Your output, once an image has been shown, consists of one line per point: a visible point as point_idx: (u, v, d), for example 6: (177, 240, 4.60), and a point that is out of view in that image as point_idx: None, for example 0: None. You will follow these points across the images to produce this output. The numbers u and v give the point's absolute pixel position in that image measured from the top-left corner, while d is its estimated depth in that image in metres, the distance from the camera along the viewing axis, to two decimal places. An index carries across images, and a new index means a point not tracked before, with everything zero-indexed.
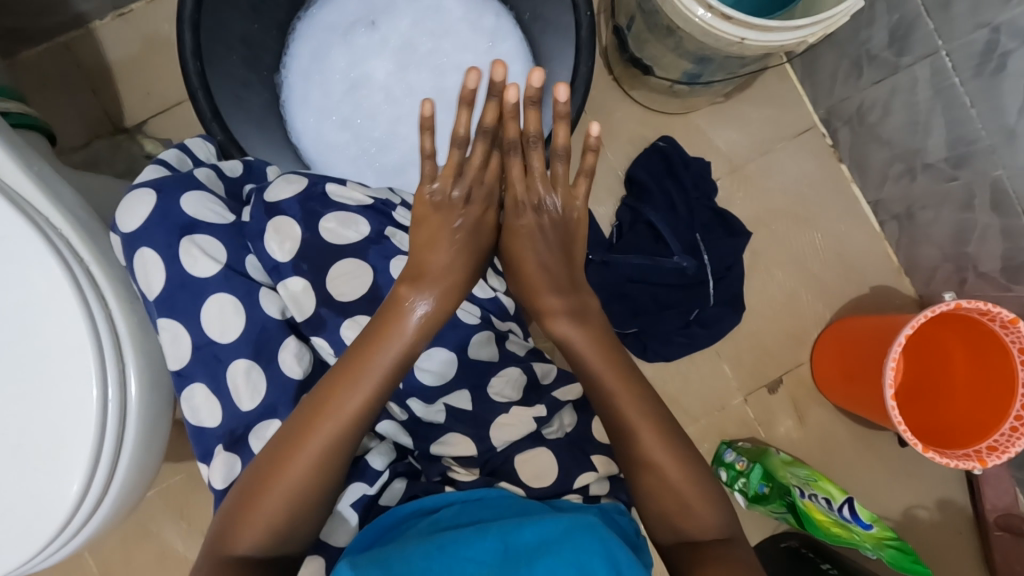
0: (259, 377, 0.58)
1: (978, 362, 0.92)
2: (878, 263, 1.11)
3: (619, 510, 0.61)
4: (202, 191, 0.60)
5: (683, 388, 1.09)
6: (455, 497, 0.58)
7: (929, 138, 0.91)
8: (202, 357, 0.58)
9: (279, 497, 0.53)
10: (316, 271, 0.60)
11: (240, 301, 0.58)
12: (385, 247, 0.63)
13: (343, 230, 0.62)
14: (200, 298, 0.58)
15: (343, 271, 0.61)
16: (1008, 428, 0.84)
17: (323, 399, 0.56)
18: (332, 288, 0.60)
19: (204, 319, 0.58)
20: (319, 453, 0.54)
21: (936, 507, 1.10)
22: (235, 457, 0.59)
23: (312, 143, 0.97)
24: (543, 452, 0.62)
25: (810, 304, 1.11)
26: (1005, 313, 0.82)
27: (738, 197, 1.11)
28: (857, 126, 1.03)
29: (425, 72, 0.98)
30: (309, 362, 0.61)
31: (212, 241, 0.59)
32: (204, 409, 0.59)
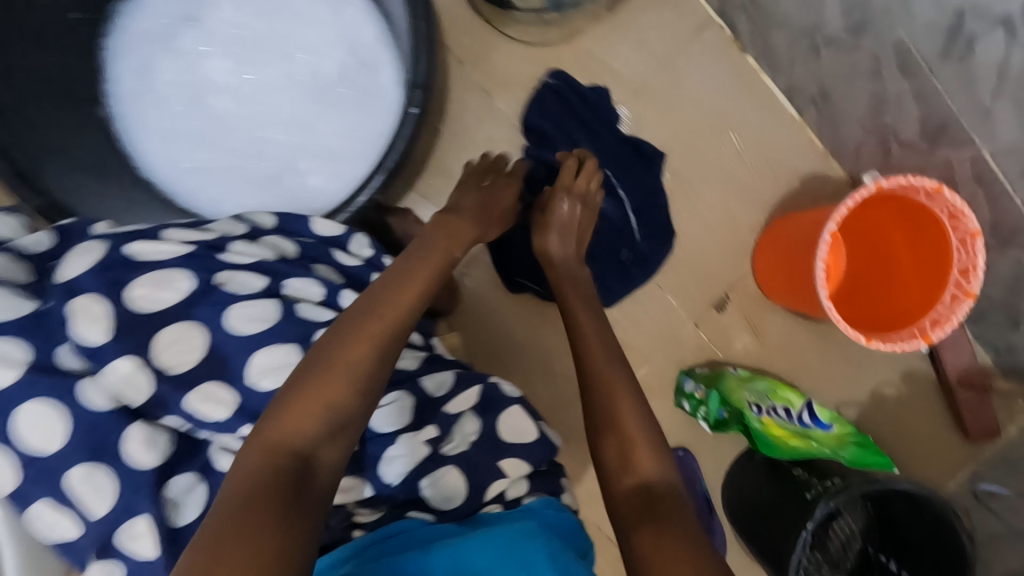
0: (104, 478, 0.51)
1: (913, 234, 0.89)
2: (804, 152, 1.05)
3: (557, 505, 0.62)
4: None
5: (631, 328, 1.06)
6: (369, 539, 0.54)
7: (824, 11, 0.82)
8: (31, 471, 0.51)
9: (339, 384, 0.53)
10: (143, 346, 0.53)
11: (59, 401, 0.51)
12: (215, 297, 0.55)
13: (159, 291, 0.54)
14: (8, 408, 0.50)
15: (170, 339, 0.54)
16: (950, 297, 0.82)
17: (340, 344, 0.55)
18: (160, 361, 0.53)
19: (20, 430, 0.50)
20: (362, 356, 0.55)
21: (901, 380, 1.11)
22: (112, 563, 0.53)
23: (170, 175, 0.87)
24: (449, 471, 0.59)
25: (743, 213, 1.06)
26: (928, 183, 0.79)
27: (647, 118, 1.02)
28: (753, 11, 0.95)
29: (270, 61, 0.88)
30: (165, 445, 0.53)
31: (8, 340, 0.51)
32: (56, 525, 0.51)
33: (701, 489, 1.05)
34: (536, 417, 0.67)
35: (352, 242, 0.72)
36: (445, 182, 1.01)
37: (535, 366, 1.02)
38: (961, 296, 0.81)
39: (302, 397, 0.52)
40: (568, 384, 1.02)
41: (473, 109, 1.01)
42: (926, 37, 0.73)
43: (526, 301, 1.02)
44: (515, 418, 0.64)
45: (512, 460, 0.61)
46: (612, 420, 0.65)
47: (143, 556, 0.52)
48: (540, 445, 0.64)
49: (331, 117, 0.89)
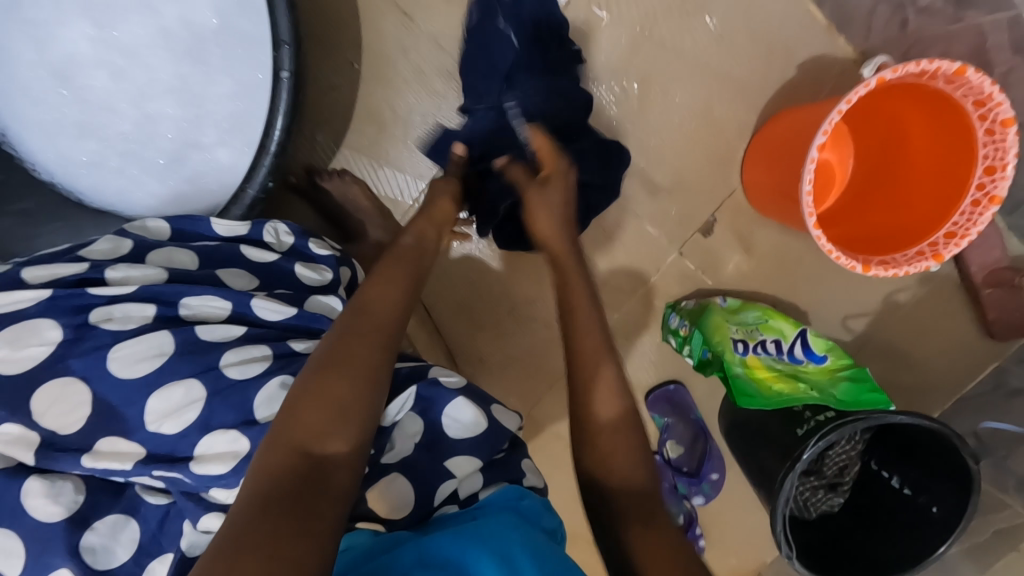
0: (12, 541, 0.46)
1: (932, 126, 0.73)
2: (802, 30, 0.86)
3: (520, 493, 0.57)
4: None
5: (609, 265, 0.97)
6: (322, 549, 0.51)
7: None
8: None
9: (346, 376, 0.52)
10: (19, 409, 0.48)
11: None
12: (92, 341, 0.51)
13: (23, 348, 0.50)
14: None
15: (48, 397, 0.49)
16: (970, 204, 0.69)
17: (338, 337, 0.54)
18: (46, 422, 0.49)
19: None
20: (361, 346, 0.54)
21: (918, 284, 1.00)
22: None
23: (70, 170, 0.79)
24: (396, 478, 0.56)
25: (728, 116, 0.90)
26: (947, 66, 0.63)
27: (603, 16, 0.86)
28: None
29: (134, 16, 0.75)
30: (71, 494, 0.48)
31: None
32: None
33: (697, 420, 1.03)
34: (487, 402, 0.61)
35: (264, 234, 0.64)
36: (379, 131, 0.89)
37: (507, 320, 0.96)
38: (984, 203, 0.67)
39: (308, 396, 0.50)
40: (545, 333, 0.96)
41: (394, 38, 0.86)
42: None
43: (488, 253, 0.94)
44: (454, 418, 0.58)
45: (460, 459, 0.57)
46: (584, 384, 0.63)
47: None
48: (488, 436, 0.59)
49: (218, 75, 0.77)
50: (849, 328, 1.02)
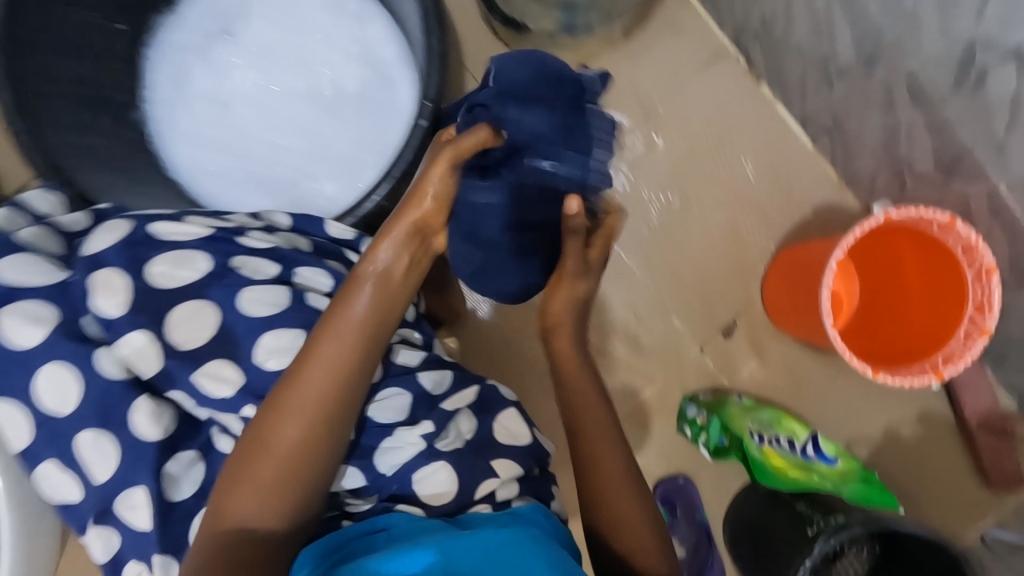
0: (109, 445, 0.55)
1: (928, 267, 0.86)
2: (817, 181, 1.05)
3: (544, 512, 0.60)
4: (25, 252, 0.57)
5: (634, 347, 1.05)
6: (353, 535, 0.55)
7: (836, 42, 0.83)
8: (45, 435, 0.55)
9: (274, 457, 0.53)
10: (156, 320, 0.56)
11: (76, 371, 0.55)
12: (230, 279, 0.58)
13: (178, 270, 0.58)
14: (29, 371, 0.54)
15: (182, 315, 0.57)
16: (964, 333, 0.80)
17: (272, 407, 0.54)
18: (174, 337, 0.56)
19: (38, 392, 0.54)
20: (298, 417, 0.53)
21: (917, 421, 1.07)
22: (110, 530, 0.56)
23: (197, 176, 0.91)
24: (441, 467, 0.59)
25: (752, 238, 1.05)
26: (940, 216, 0.78)
27: (658, 141, 1.04)
28: (766, 41, 0.96)
29: (294, 74, 0.93)
30: (168, 420, 0.56)
31: (38, 304, 0.55)
32: (63, 486, 0.55)
33: (702, 519, 1.01)
34: (530, 423, 0.67)
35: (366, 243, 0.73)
36: None
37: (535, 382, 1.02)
38: (975, 333, 0.78)
39: (236, 481, 0.53)
40: None
41: None
42: (937, 68, 0.72)
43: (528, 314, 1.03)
44: (505, 426, 0.64)
45: (504, 461, 0.61)
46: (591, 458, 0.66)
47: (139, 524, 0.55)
48: (530, 449, 0.64)
49: (344, 126, 0.94)
50: (852, 453, 1.07)
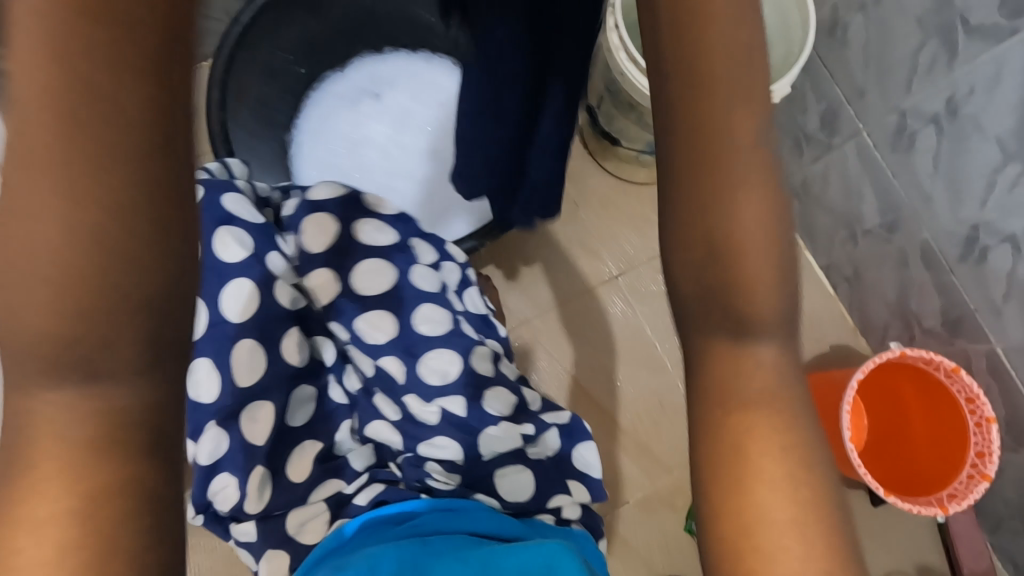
0: (261, 357, 0.67)
1: (933, 409, 0.96)
2: (835, 322, 1.19)
3: (586, 538, 0.69)
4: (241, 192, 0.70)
5: (655, 435, 1.11)
6: (430, 506, 0.67)
7: (865, 207, 1.02)
8: (213, 336, 0.65)
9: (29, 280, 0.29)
10: (341, 266, 0.72)
11: (258, 288, 0.67)
12: (408, 254, 0.74)
13: (377, 235, 0.73)
14: (220, 282, 0.66)
15: (366, 269, 0.72)
16: (967, 475, 0.88)
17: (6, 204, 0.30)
18: (354, 282, 0.72)
19: (223, 301, 0.65)
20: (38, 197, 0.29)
21: (915, 572, 1.09)
22: (224, 434, 0.64)
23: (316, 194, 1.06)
24: (522, 471, 0.71)
25: None
26: (946, 362, 0.89)
27: None
28: (805, 198, 1.13)
29: (418, 136, 1.10)
30: (307, 354, 0.72)
31: (244, 232, 0.68)
32: (204, 385, 0.62)
33: None
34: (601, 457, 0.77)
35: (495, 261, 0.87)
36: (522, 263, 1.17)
37: None
38: (977, 476, 0.86)
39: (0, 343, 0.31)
40: None
41: None
42: (948, 241, 0.89)
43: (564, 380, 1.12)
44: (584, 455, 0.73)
45: (579, 484, 0.72)
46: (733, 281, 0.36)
47: (253, 437, 0.66)
48: (598, 483, 0.73)
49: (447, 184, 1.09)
50: None
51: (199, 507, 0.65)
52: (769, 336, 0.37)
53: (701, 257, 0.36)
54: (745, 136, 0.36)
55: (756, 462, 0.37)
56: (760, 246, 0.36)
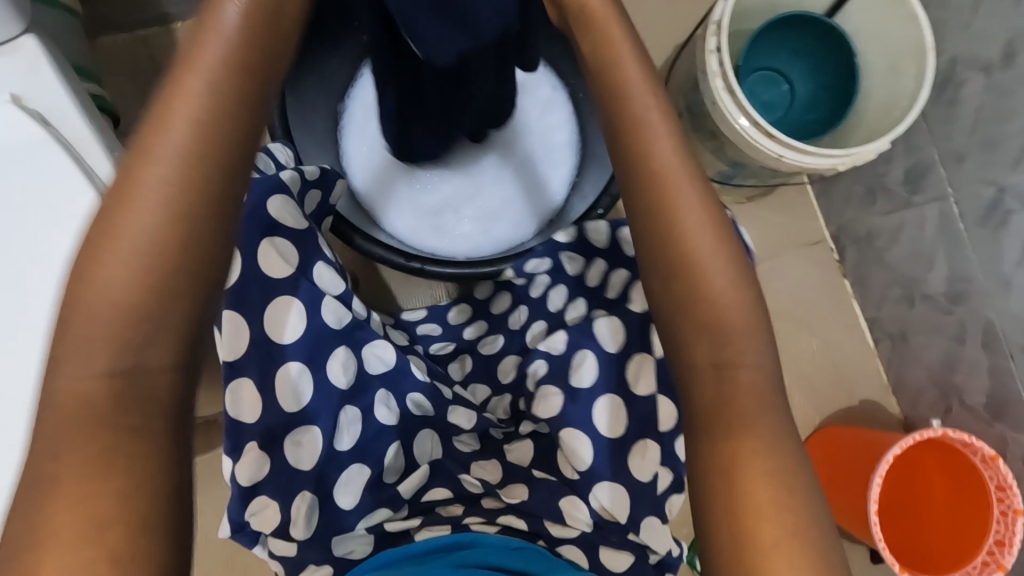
0: (307, 380, 0.68)
1: (959, 488, 0.94)
2: (869, 377, 1.16)
3: None
4: (286, 198, 0.66)
5: None
6: (489, 540, 0.70)
7: (931, 272, 0.97)
8: (258, 352, 0.65)
9: (121, 264, 0.44)
10: None
11: (305, 308, 0.68)
12: None
13: None
14: (267, 298, 0.65)
15: None
16: (981, 562, 0.87)
17: (115, 209, 0.45)
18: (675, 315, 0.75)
19: (269, 319, 0.65)
20: (146, 211, 0.45)
21: None
22: (265, 456, 0.64)
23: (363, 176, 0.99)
24: (621, 553, 0.72)
25: (801, 406, 1.15)
26: (986, 449, 0.87)
27: None
28: (865, 248, 1.10)
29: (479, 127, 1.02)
30: (352, 373, 0.72)
31: (289, 245, 0.67)
32: (247, 404, 0.63)
33: None
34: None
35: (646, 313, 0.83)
36: None
37: None
38: (992, 565, 0.85)
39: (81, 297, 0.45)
40: None
41: None
42: (1017, 328, 0.86)
43: None
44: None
45: None
46: (697, 302, 0.54)
47: (297, 460, 0.67)
48: None
49: (500, 184, 1.02)
50: None
51: (232, 527, 0.64)
52: (743, 335, 0.54)
53: (677, 289, 0.55)
54: (697, 201, 0.56)
55: (746, 418, 0.51)
56: (726, 283, 0.54)
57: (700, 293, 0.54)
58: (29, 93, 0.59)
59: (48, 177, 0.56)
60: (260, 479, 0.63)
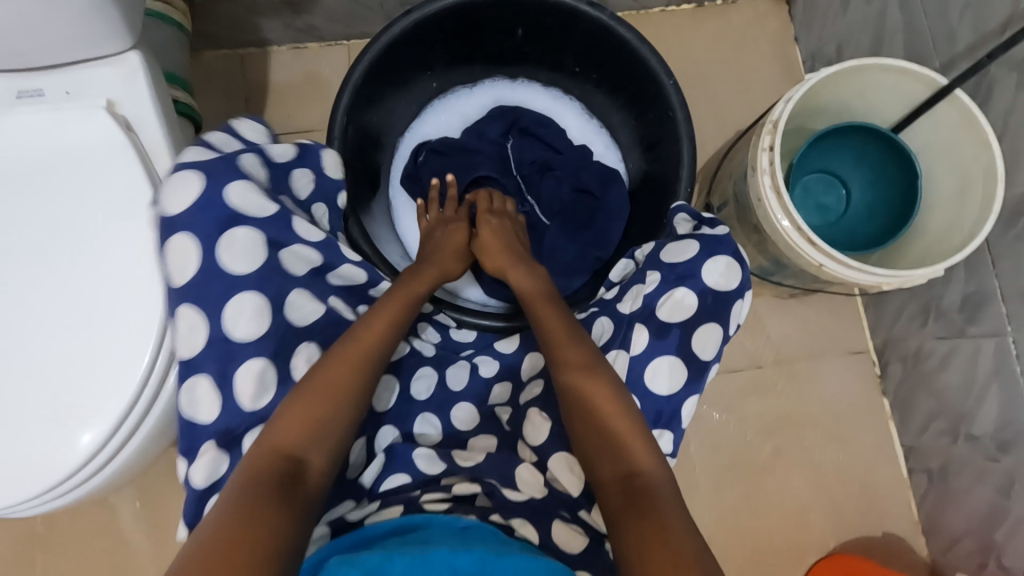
0: (271, 377, 0.62)
1: None
2: (899, 510, 1.07)
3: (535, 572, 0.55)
4: (243, 180, 0.63)
5: None
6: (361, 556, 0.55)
7: (980, 410, 0.89)
8: (215, 350, 0.61)
9: (322, 408, 0.60)
10: (685, 325, 0.69)
11: (268, 303, 0.63)
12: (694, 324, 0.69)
13: (677, 306, 0.70)
14: (228, 293, 0.62)
15: (705, 331, 0.69)
16: None
17: (327, 367, 0.62)
18: (663, 312, 0.70)
19: (229, 315, 0.61)
20: (351, 370, 0.63)
21: None
22: (221, 457, 0.60)
23: (409, 228, 1.07)
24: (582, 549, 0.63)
25: (817, 524, 1.06)
26: None
27: (778, 390, 1.10)
28: (910, 368, 1.04)
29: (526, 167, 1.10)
30: None
31: (253, 233, 0.63)
32: (202, 403, 0.61)
33: None
34: None
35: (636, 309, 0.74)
36: None
37: None
38: None
39: (286, 421, 0.59)
40: None
41: None
42: None
43: None
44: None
45: None
46: (608, 433, 0.61)
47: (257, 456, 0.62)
48: None
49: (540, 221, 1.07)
50: None
51: (189, 531, 0.60)
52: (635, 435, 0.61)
53: (587, 428, 0.63)
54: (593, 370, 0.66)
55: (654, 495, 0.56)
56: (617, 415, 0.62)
57: (608, 426, 0.62)
58: (121, 100, 0.67)
59: (123, 180, 0.66)
60: (216, 483, 0.59)
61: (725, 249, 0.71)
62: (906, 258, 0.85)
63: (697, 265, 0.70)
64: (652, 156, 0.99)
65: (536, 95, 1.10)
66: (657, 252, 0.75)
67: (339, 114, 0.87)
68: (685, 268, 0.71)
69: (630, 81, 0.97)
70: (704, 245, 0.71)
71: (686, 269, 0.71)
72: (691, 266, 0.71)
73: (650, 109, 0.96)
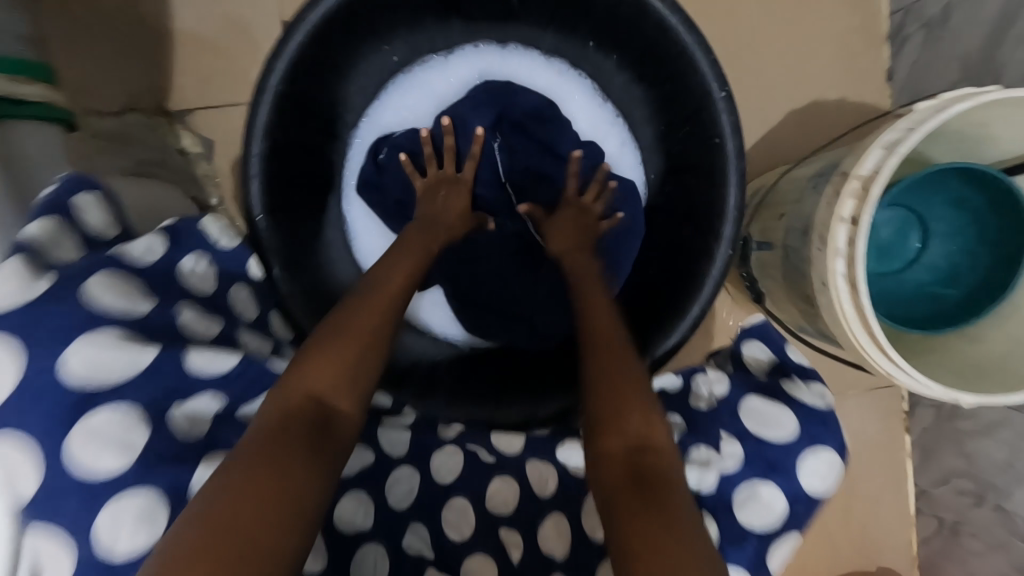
0: None
1: None
2: (898, 547, 1.02)
3: None
4: (97, 330, 0.43)
5: None
6: None
7: (1018, 492, 0.79)
8: None
9: (343, 352, 0.51)
10: (761, 540, 0.50)
11: (163, 501, 0.42)
12: (771, 540, 0.50)
13: (758, 509, 0.50)
14: (96, 503, 0.41)
15: (781, 552, 0.50)
16: None
17: (345, 318, 0.54)
18: (739, 512, 0.50)
19: (101, 537, 0.40)
20: (367, 320, 0.54)
21: None
22: None
23: (366, 247, 0.79)
24: None
25: (811, 560, 1.02)
26: None
27: None
28: (944, 417, 0.93)
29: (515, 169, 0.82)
30: None
31: (122, 408, 0.43)
32: None
33: None
34: None
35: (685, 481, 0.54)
36: None
37: None
38: None
39: (312, 354, 0.50)
40: None
41: None
42: None
43: None
44: None
45: None
46: (619, 386, 0.52)
47: None
48: None
49: None
50: None
51: None
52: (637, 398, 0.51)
53: (596, 388, 0.53)
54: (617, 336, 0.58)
55: (655, 494, 0.44)
56: (628, 373, 0.53)
57: (621, 391, 0.51)
58: None
59: None
60: None
61: (830, 439, 0.52)
62: (983, 349, 0.64)
63: (797, 457, 0.51)
64: (682, 179, 0.71)
65: (530, 66, 0.80)
66: (736, 403, 0.55)
67: (257, 135, 0.61)
68: (776, 452, 0.52)
69: (662, 78, 0.70)
70: (804, 426, 0.52)
71: (778, 455, 0.52)
72: (784, 453, 0.52)
73: (686, 119, 0.68)
